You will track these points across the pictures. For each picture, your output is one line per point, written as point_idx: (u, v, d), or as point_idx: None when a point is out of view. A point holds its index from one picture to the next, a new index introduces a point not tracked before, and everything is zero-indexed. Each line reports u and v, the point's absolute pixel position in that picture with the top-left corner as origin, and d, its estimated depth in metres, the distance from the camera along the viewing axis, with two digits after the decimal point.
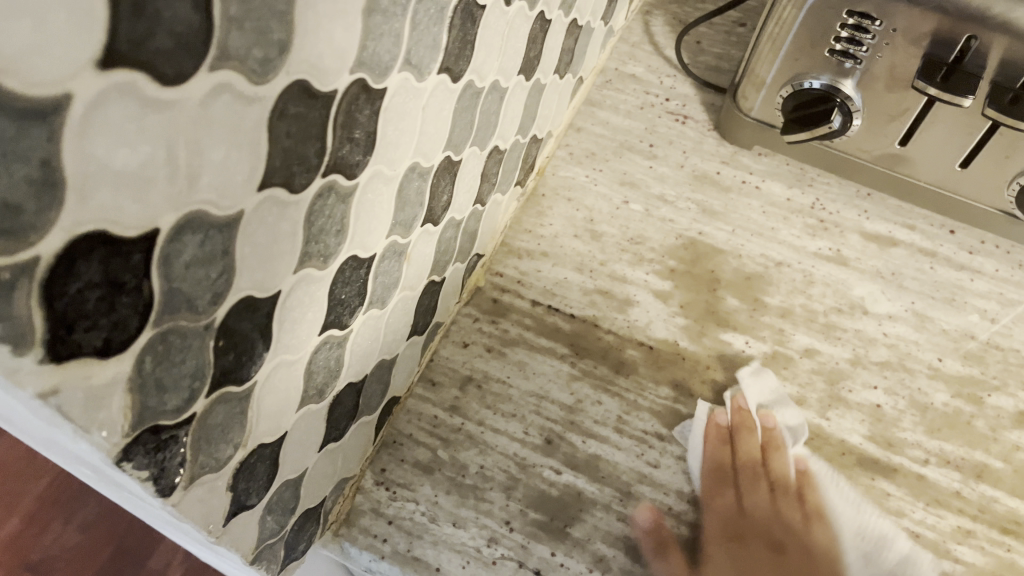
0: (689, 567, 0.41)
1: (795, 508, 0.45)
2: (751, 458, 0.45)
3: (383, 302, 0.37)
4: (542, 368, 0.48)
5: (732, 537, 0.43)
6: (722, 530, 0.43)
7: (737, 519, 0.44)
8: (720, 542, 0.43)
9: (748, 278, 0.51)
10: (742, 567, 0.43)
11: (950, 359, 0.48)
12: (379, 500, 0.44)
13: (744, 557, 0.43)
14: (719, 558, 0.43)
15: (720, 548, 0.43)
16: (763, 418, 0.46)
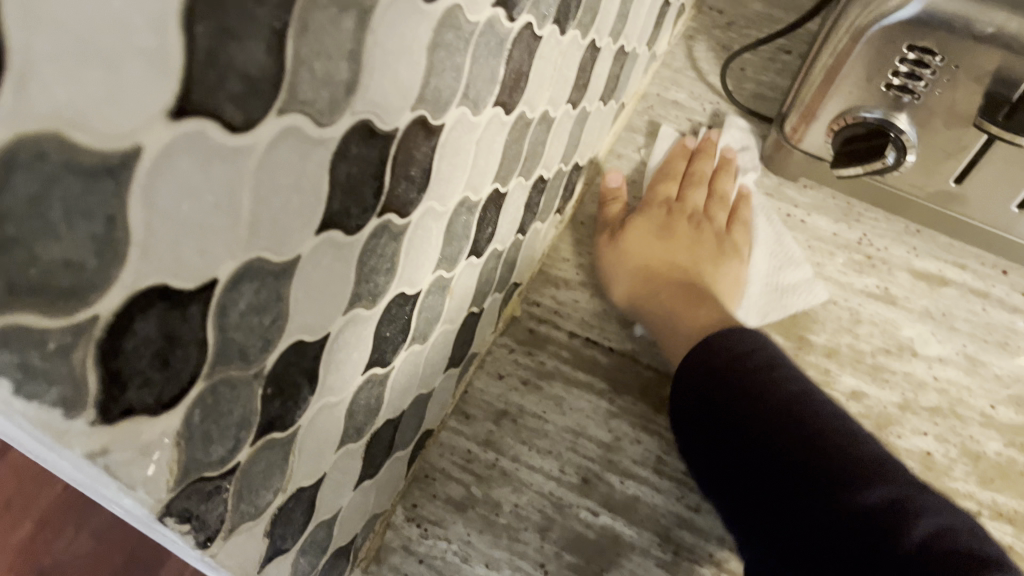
0: (667, 277, 0.49)
1: (703, 195, 0.54)
2: (687, 255, 0.51)
3: (424, 337, 0.36)
4: (579, 404, 0.47)
5: (665, 276, 0.50)
6: (665, 233, 0.52)
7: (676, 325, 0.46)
8: (643, 245, 0.51)
9: (793, 315, 0.49)
10: (668, 247, 0.51)
11: (1003, 406, 0.46)
12: (410, 537, 0.43)
13: (673, 233, 0.52)
14: (653, 229, 0.52)
15: (637, 241, 0.51)
16: (712, 160, 0.55)
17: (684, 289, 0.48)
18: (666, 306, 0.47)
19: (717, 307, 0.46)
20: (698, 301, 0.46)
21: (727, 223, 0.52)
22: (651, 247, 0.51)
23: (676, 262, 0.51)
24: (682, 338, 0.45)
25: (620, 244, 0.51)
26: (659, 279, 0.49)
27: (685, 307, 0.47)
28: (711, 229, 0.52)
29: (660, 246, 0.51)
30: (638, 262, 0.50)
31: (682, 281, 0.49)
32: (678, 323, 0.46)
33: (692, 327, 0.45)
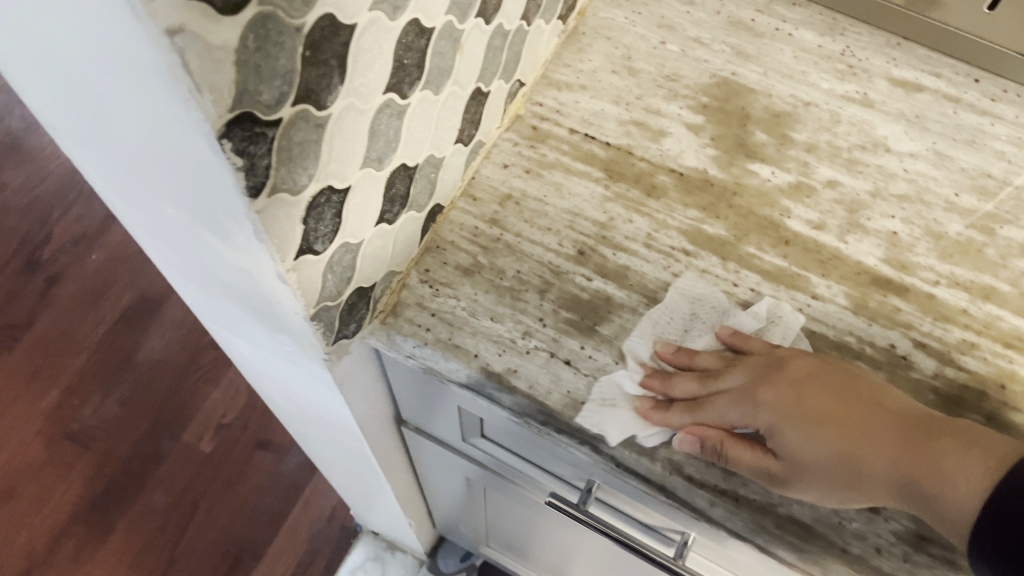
0: (869, 432, 0.39)
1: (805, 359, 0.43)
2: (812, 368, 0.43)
3: (437, 88, 0.40)
4: (577, 189, 0.51)
5: (862, 431, 0.39)
6: (773, 394, 0.42)
7: (902, 438, 0.38)
8: (820, 416, 0.40)
9: (778, 115, 0.54)
10: (800, 394, 0.41)
11: (966, 195, 0.51)
12: (423, 295, 0.47)
13: (815, 386, 0.41)
14: (823, 402, 0.41)
15: (787, 425, 0.41)
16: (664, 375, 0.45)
17: (895, 437, 0.38)
18: (903, 463, 0.37)
19: (963, 433, 0.37)
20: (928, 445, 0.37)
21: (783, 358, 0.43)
22: (827, 419, 0.40)
23: (811, 399, 0.41)
24: (962, 475, 0.35)
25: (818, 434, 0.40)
26: (878, 439, 0.38)
27: (920, 453, 0.37)
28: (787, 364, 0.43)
29: (806, 402, 0.41)
30: (836, 431, 0.39)
31: (867, 420, 0.39)
32: (920, 477, 0.36)
33: (971, 474, 0.35)
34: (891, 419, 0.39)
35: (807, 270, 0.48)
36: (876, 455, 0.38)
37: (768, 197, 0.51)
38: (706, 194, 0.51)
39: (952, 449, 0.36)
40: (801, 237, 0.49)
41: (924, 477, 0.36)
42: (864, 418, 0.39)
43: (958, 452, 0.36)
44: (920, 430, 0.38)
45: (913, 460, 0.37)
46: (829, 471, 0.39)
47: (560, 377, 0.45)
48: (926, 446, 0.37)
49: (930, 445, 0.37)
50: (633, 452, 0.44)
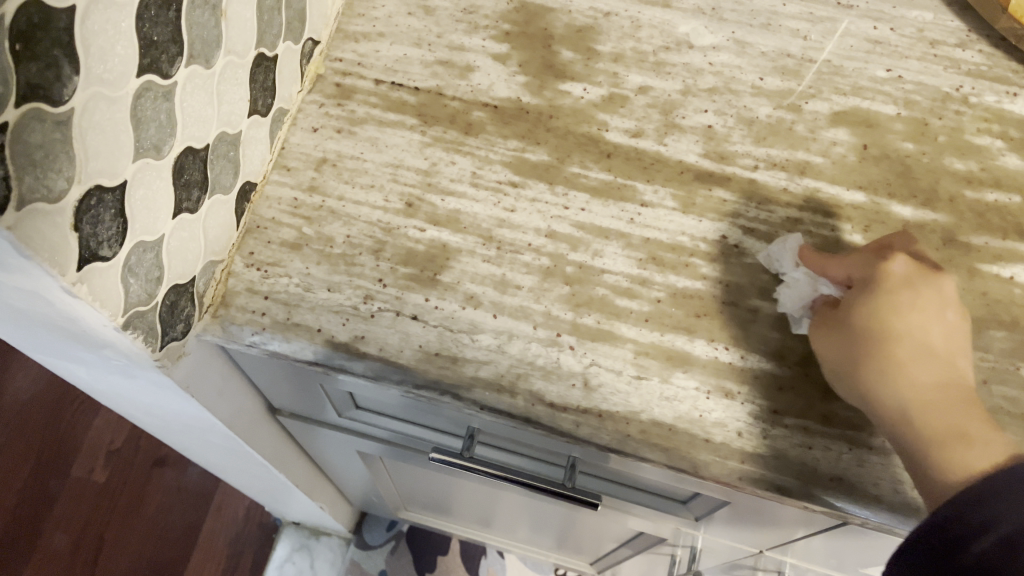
0: (940, 383, 0.39)
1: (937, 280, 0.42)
2: (896, 311, 0.41)
3: (207, 61, 0.38)
4: (394, 141, 0.49)
5: (937, 387, 0.39)
6: (892, 332, 0.40)
7: (928, 402, 0.39)
8: (910, 361, 0.40)
9: (581, 30, 0.54)
10: (885, 346, 0.40)
11: (770, 77, 0.53)
12: (252, 279, 0.45)
13: (915, 330, 0.40)
14: (913, 354, 0.40)
15: (906, 348, 0.40)
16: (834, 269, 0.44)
17: (939, 393, 0.39)
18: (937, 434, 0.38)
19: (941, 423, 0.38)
20: (962, 431, 0.38)
21: (887, 278, 0.41)
22: (936, 342, 0.41)
23: (901, 355, 0.40)
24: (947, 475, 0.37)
25: (899, 400, 0.39)
26: (950, 387, 0.39)
27: (941, 432, 0.38)
28: (892, 273, 0.42)
29: (903, 337, 0.40)
30: (920, 391, 0.39)
31: (932, 365, 0.40)
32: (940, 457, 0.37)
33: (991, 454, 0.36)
34: (921, 376, 0.39)
35: (632, 179, 0.49)
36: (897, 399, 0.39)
37: (584, 114, 0.51)
38: (523, 122, 0.50)
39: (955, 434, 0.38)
40: (621, 147, 0.50)
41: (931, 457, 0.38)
42: (892, 351, 0.40)
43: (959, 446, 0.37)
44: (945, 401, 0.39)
45: (932, 432, 0.38)
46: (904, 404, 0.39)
47: (409, 333, 0.44)
48: (943, 429, 0.38)
49: (954, 430, 0.38)
50: (494, 391, 0.43)
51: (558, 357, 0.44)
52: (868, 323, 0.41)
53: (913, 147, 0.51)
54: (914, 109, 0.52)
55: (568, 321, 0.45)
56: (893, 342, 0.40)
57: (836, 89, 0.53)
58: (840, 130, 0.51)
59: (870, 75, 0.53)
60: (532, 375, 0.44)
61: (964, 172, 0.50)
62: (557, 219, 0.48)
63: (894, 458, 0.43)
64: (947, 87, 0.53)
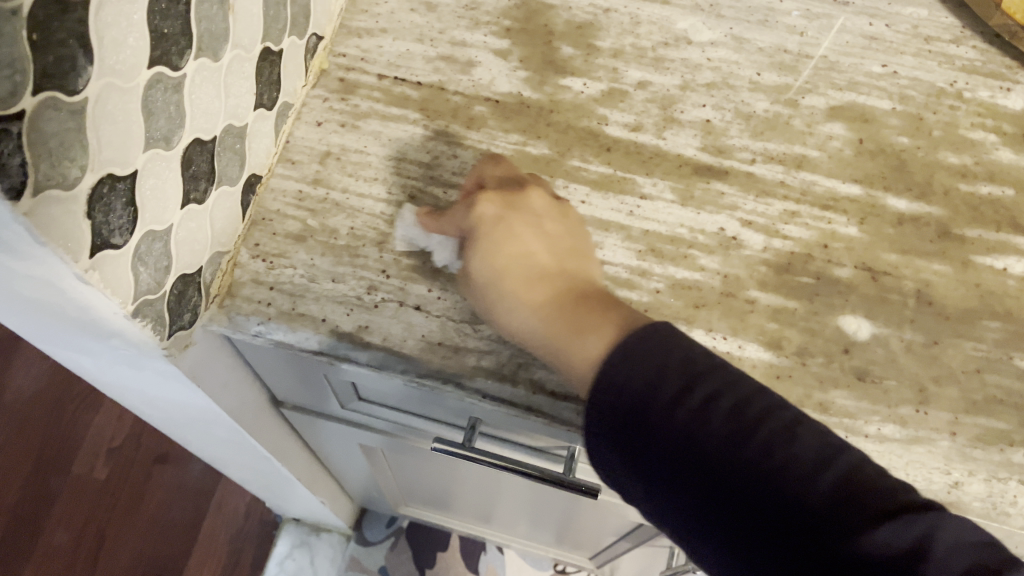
0: (552, 291, 0.41)
1: (490, 203, 0.44)
2: (511, 235, 0.43)
3: (215, 54, 0.38)
4: (397, 135, 0.50)
5: (555, 294, 0.41)
6: (479, 250, 0.43)
7: (564, 300, 0.40)
8: (513, 284, 0.42)
9: (581, 26, 0.55)
10: (489, 251, 0.43)
11: (767, 72, 0.54)
12: (257, 270, 0.46)
13: (514, 249, 0.43)
14: (520, 271, 0.42)
15: (495, 251, 0.43)
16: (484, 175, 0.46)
17: (542, 296, 0.41)
18: (563, 335, 0.39)
19: (591, 309, 0.39)
20: (578, 328, 0.38)
21: (479, 223, 0.44)
22: (543, 257, 0.43)
23: (496, 262, 0.42)
24: (589, 357, 0.38)
25: (527, 321, 0.41)
26: (562, 288, 0.41)
27: (570, 324, 0.39)
28: (525, 197, 0.45)
29: (512, 237, 0.43)
30: (531, 312, 0.41)
31: (572, 263, 0.43)
32: (569, 353, 0.38)
33: (594, 348, 0.37)
34: (523, 286, 0.41)
35: (632, 172, 0.50)
36: (524, 319, 0.41)
37: (584, 108, 0.52)
38: (524, 116, 0.51)
39: (590, 317, 0.39)
40: (621, 142, 0.51)
41: (561, 352, 0.39)
42: (534, 277, 0.42)
43: (596, 324, 0.38)
44: (571, 302, 0.40)
45: (562, 335, 0.39)
46: (523, 313, 0.41)
47: (412, 323, 0.45)
48: (583, 314, 0.39)
49: (575, 333, 0.39)
50: (496, 380, 0.44)
51: None
52: (482, 250, 0.43)
53: (908, 142, 0.52)
54: (909, 104, 0.53)
55: None
56: (515, 261, 0.42)
57: (832, 84, 0.53)
58: (837, 125, 0.52)
59: (866, 70, 0.54)
60: (533, 365, 0.45)
61: (959, 166, 0.51)
62: None
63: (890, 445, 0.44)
64: (942, 82, 0.54)
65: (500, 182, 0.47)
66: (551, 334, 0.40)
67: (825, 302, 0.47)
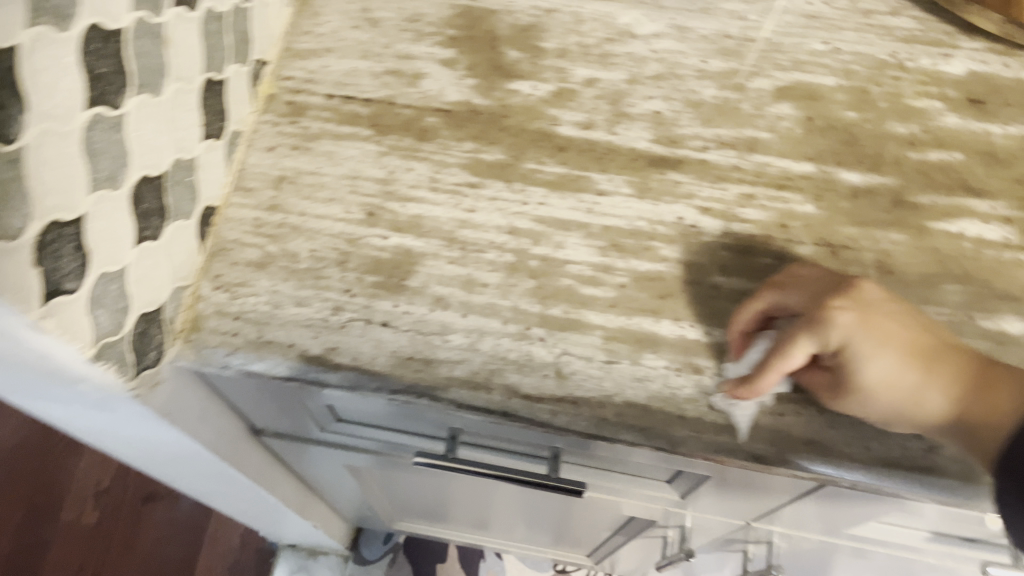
0: (914, 395, 0.43)
1: (842, 313, 0.42)
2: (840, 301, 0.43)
3: (155, 89, 0.38)
4: (350, 153, 0.50)
5: (921, 356, 0.43)
6: (848, 346, 0.42)
7: (948, 350, 0.43)
8: (890, 361, 0.43)
9: (525, 29, 0.55)
10: (869, 338, 0.42)
11: (713, 59, 0.54)
12: (221, 301, 0.46)
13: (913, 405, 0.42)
14: (870, 354, 0.42)
15: (870, 359, 0.42)
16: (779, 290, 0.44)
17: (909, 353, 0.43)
18: (973, 416, 0.42)
19: (970, 367, 0.43)
20: (988, 384, 0.42)
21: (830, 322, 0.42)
22: (938, 391, 0.42)
23: (874, 343, 0.42)
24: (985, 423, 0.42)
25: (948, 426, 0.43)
26: (975, 395, 0.42)
27: (959, 374, 0.43)
28: (864, 291, 0.43)
29: (875, 327, 0.43)
30: (901, 381, 0.42)
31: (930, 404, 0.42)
32: (977, 424, 0.42)
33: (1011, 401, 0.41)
34: (903, 353, 0.43)
35: (588, 170, 0.50)
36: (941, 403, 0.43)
37: (535, 111, 0.52)
38: (475, 123, 0.51)
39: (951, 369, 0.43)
40: (574, 141, 0.51)
41: (967, 411, 0.42)
42: (875, 329, 0.42)
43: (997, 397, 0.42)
44: (947, 352, 0.43)
45: (967, 386, 0.42)
46: (899, 410, 0.43)
47: (381, 340, 0.45)
48: (989, 393, 0.42)
49: (985, 393, 0.42)
50: (470, 389, 0.44)
51: (530, 350, 0.45)
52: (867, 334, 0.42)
53: (856, 116, 0.52)
54: (854, 78, 0.54)
55: (537, 313, 0.46)
56: (869, 339, 0.42)
57: (777, 65, 0.54)
58: (785, 105, 0.52)
59: (809, 49, 0.55)
60: (506, 370, 0.45)
61: (907, 135, 0.52)
62: (517, 215, 0.49)
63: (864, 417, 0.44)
64: (884, 54, 0.55)
65: (783, 302, 0.45)
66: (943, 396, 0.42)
67: None
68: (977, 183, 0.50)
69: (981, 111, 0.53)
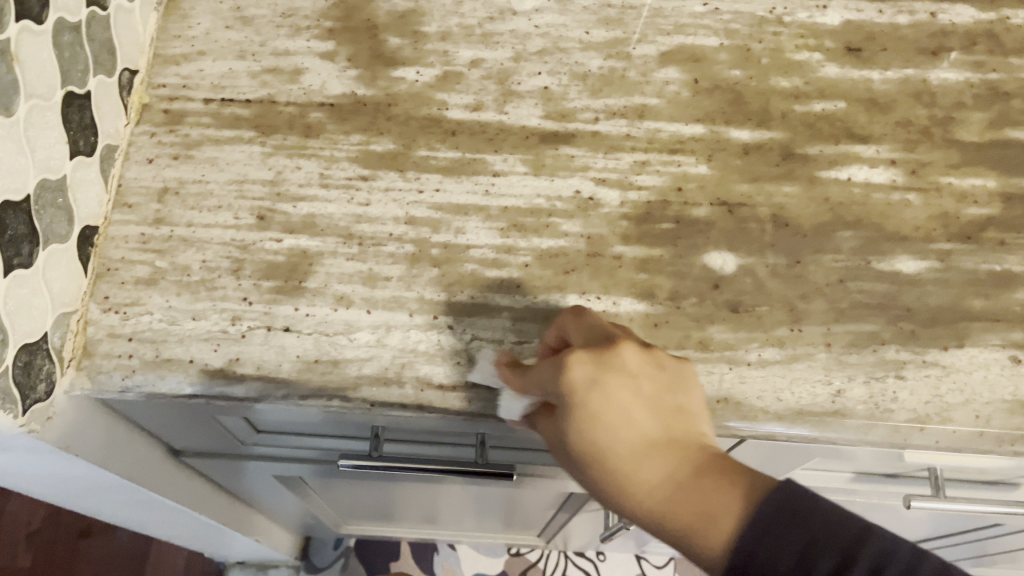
0: (672, 444, 0.33)
1: (580, 364, 0.35)
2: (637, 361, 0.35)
3: (5, 109, 0.36)
4: (234, 157, 0.48)
5: (669, 442, 0.33)
6: (580, 412, 0.34)
7: (660, 438, 0.33)
8: (637, 419, 0.34)
9: (404, 13, 0.54)
10: (592, 412, 0.34)
11: (595, 30, 0.54)
12: (112, 324, 0.44)
13: (612, 417, 0.34)
14: (633, 451, 0.33)
15: (619, 403, 0.34)
16: (579, 318, 0.39)
17: (672, 461, 0.33)
18: (654, 503, 0.32)
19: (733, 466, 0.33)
20: (673, 445, 0.33)
21: (572, 391, 0.34)
22: (650, 429, 0.34)
23: (617, 416, 0.34)
24: (703, 537, 0.31)
25: (634, 498, 0.33)
26: (684, 468, 0.33)
27: (712, 480, 0.32)
28: (619, 351, 0.35)
29: (618, 391, 0.34)
30: (665, 492, 0.32)
31: (678, 425, 0.34)
32: (688, 528, 0.32)
33: (729, 513, 0.31)
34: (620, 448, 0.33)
35: (481, 152, 0.50)
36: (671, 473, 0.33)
37: (421, 97, 0.51)
38: (361, 115, 0.50)
39: (719, 485, 0.32)
40: (464, 123, 0.50)
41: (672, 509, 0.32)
42: (604, 368, 0.34)
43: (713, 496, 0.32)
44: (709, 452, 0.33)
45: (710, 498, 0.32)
46: (584, 461, 0.34)
47: (284, 346, 0.44)
48: (705, 485, 0.32)
49: (701, 486, 0.32)
50: (382, 386, 0.43)
51: (439, 338, 0.45)
52: (579, 398, 0.34)
53: (740, 74, 0.53)
54: (735, 37, 0.54)
55: (442, 302, 0.45)
56: (592, 415, 0.34)
57: (660, 30, 0.54)
58: (671, 69, 0.53)
59: (689, 11, 0.55)
60: (416, 362, 0.44)
61: (791, 89, 0.52)
62: (414, 204, 0.48)
63: (773, 368, 0.45)
64: (762, 11, 0.55)
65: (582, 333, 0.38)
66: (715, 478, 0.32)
67: (689, 244, 0.48)
68: (860, 130, 0.51)
69: (859, 58, 0.54)
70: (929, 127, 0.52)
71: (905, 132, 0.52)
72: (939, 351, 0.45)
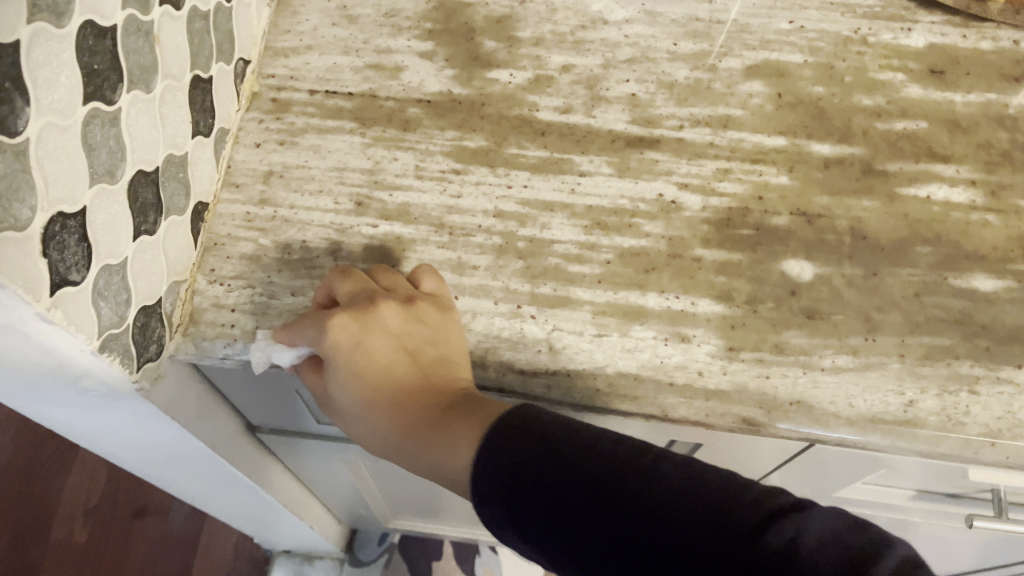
0: (423, 390, 0.40)
1: (341, 327, 0.40)
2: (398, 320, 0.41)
3: (147, 86, 0.39)
4: (336, 146, 0.51)
5: (413, 390, 0.40)
6: (370, 341, 0.40)
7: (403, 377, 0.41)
8: (396, 362, 0.41)
9: (501, 19, 0.56)
10: (404, 346, 0.41)
11: (683, 42, 0.56)
12: (217, 295, 0.46)
13: (374, 367, 0.40)
14: (399, 390, 0.40)
15: (375, 351, 0.40)
16: (337, 281, 0.43)
17: (435, 402, 0.40)
18: (404, 436, 0.40)
19: (464, 407, 0.39)
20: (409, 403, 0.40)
21: (337, 349, 0.40)
22: (406, 373, 0.41)
23: (375, 370, 0.40)
24: (444, 463, 0.37)
25: (379, 426, 0.40)
26: (435, 409, 0.39)
27: (435, 429, 0.38)
28: (375, 310, 0.41)
29: (372, 342, 0.40)
30: (406, 420, 0.40)
31: (435, 371, 0.41)
32: (434, 453, 0.38)
33: (467, 437, 0.37)
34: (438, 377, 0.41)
35: (568, 153, 0.52)
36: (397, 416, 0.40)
37: (514, 98, 0.53)
38: (457, 113, 0.52)
39: (463, 413, 0.38)
40: (553, 125, 0.52)
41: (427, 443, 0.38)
42: (366, 321, 0.40)
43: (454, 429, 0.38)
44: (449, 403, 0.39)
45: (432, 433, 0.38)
46: (360, 414, 0.41)
47: None
48: (442, 425, 0.38)
49: (446, 430, 0.38)
50: None
51: (522, 327, 0.46)
52: (336, 350, 0.40)
53: (823, 91, 0.54)
54: (819, 54, 0.56)
55: (526, 292, 0.47)
56: (371, 354, 0.40)
57: (745, 45, 0.56)
58: (755, 82, 0.54)
59: (775, 28, 0.57)
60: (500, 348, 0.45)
61: (873, 107, 0.54)
62: (503, 199, 0.50)
63: (846, 375, 0.45)
64: (847, 31, 0.57)
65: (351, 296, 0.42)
66: (429, 416, 0.39)
67: (768, 251, 0.49)
68: (941, 150, 0.52)
69: (941, 80, 0.55)
70: (1009, 151, 0.53)
71: (986, 154, 0.52)
72: (1015, 369, 0.46)
